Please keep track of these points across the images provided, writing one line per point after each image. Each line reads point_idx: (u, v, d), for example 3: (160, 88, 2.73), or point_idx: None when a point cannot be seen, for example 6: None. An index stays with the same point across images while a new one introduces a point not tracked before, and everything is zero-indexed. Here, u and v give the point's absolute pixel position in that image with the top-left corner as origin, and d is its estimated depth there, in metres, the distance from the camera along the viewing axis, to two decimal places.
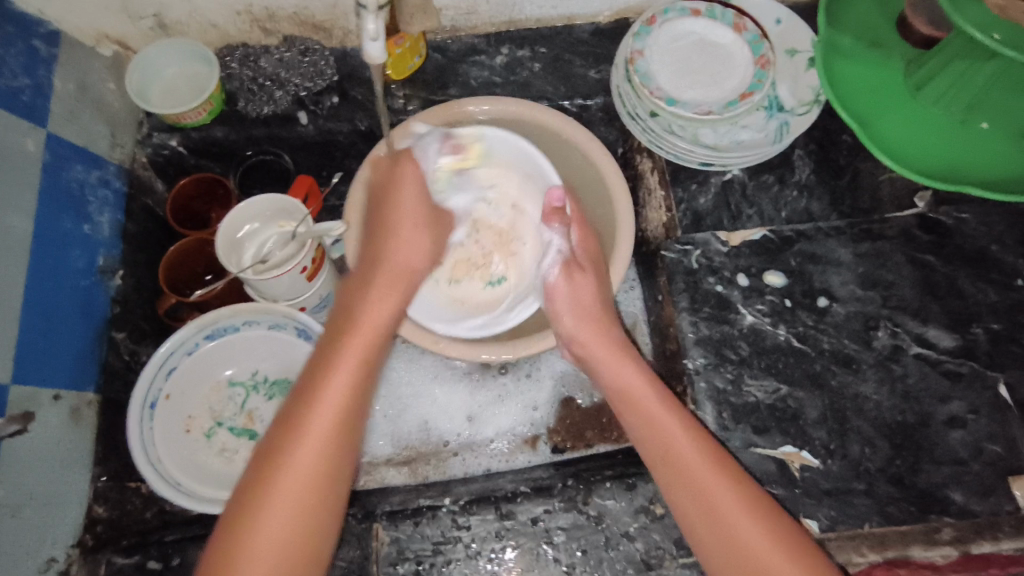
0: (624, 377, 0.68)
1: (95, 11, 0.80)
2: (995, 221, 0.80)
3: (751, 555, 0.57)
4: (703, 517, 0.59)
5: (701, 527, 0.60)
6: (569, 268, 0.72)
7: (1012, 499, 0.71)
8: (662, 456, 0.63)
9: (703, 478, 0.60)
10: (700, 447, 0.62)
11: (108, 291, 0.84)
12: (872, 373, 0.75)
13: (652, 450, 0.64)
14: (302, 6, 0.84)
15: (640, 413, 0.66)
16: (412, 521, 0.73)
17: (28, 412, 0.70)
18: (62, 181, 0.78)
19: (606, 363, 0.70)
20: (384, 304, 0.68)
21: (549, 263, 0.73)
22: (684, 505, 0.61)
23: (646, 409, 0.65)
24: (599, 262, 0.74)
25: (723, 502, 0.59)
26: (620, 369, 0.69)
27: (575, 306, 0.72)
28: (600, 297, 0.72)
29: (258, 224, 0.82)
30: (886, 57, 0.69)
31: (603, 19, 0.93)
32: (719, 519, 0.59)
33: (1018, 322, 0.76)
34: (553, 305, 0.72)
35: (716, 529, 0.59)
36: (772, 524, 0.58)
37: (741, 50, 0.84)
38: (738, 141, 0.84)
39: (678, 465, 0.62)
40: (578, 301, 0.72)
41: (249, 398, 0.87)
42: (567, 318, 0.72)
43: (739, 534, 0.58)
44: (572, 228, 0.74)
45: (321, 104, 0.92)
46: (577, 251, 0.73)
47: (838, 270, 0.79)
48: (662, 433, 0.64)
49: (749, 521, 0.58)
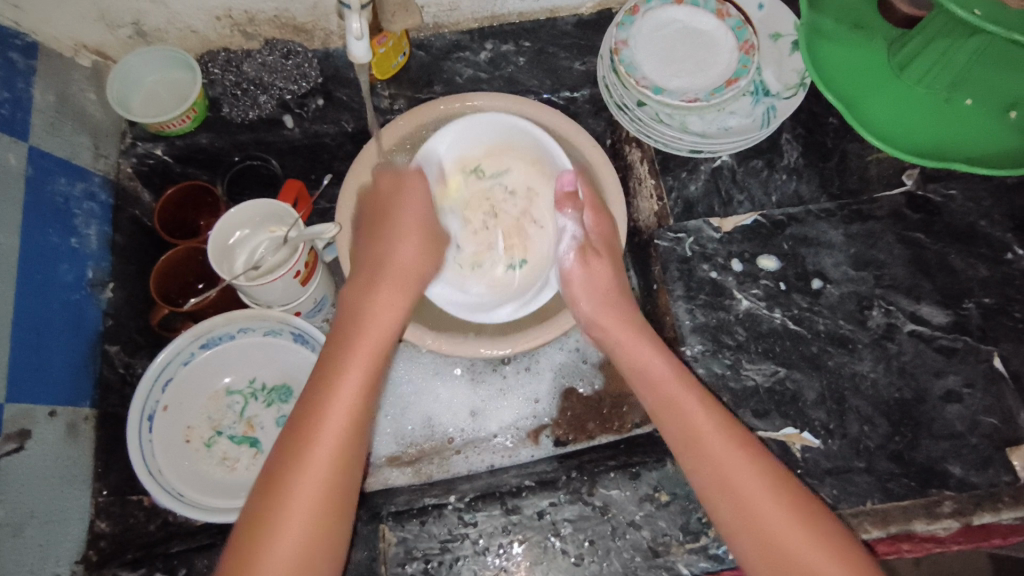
0: (641, 359, 0.69)
1: (72, 21, 0.79)
2: (982, 196, 0.81)
3: (772, 525, 0.58)
4: (725, 491, 0.61)
5: (721, 500, 0.61)
6: (585, 254, 0.75)
7: (1010, 470, 0.72)
8: (684, 433, 0.64)
9: (726, 456, 0.62)
10: (724, 426, 0.63)
11: (100, 304, 0.83)
12: (868, 352, 0.76)
13: (671, 428, 0.65)
14: (282, 9, 0.83)
15: (660, 395, 0.66)
16: (418, 521, 0.73)
17: (23, 429, 0.69)
18: (46, 194, 0.77)
19: (621, 345, 0.71)
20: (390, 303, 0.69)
21: (565, 248, 0.76)
22: (704, 481, 0.62)
23: (667, 391, 0.66)
24: (613, 244, 0.76)
25: (744, 477, 0.61)
26: (640, 352, 0.70)
27: (591, 291, 0.74)
28: (616, 280, 0.75)
29: (248, 229, 0.82)
30: (868, 38, 0.69)
31: (587, 10, 0.93)
32: (740, 493, 0.60)
33: (1009, 295, 0.77)
34: (570, 292, 0.74)
35: (736, 501, 0.60)
36: (792, 499, 0.60)
37: (725, 37, 0.84)
38: (727, 127, 0.84)
39: (699, 442, 0.63)
40: (593, 286, 0.74)
41: (248, 405, 0.86)
42: (584, 303, 0.74)
43: (760, 506, 0.59)
44: (585, 213, 0.76)
45: (306, 107, 0.91)
46: (591, 236, 0.76)
47: (830, 252, 0.79)
48: (684, 416, 0.64)
49: (769, 495, 0.60)
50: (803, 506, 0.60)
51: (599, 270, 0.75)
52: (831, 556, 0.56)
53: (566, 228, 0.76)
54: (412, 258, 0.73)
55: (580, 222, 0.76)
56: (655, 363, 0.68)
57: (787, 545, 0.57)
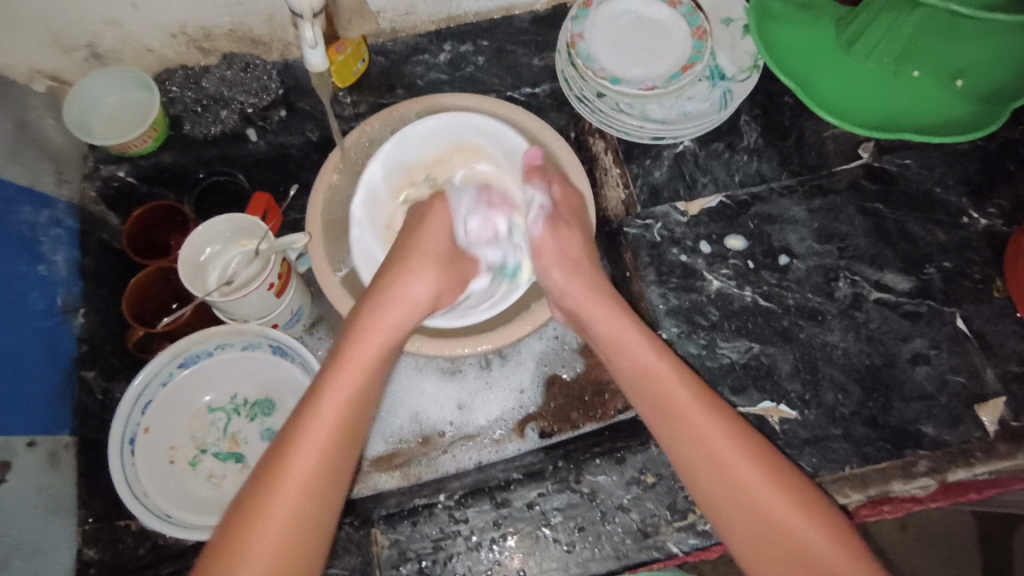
0: (614, 327, 0.70)
1: (24, 47, 0.78)
2: (935, 163, 0.84)
3: (758, 495, 0.59)
4: (709, 465, 0.61)
5: (701, 469, 0.62)
6: (556, 224, 0.76)
7: (979, 425, 0.75)
8: (662, 406, 0.65)
9: (707, 429, 0.63)
10: (702, 398, 0.65)
11: (73, 331, 0.82)
12: (837, 322, 0.78)
13: (648, 404, 0.67)
14: (238, 22, 0.83)
15: (632, 361, 0.68)
16: (410, 521, 0.73)
17: (4, 461, 0.69)
18: (11, 223, 0.76)
19: (596, 314, 0.71)
20: (391, 325, 0.67)
21: (533, 219, 0.77)
22: (687, 456, 0.63)
23: (642, 359, 0.67)
24: (581, 214, 0.78)
25: (719, 444, 0.62)
26: (615, 320, 0.70)
27: (563, 259, 0.75)
28: (587, 248, 0.76)
29: (219, 245, 0.82)
30: (816, 18, 0.73)
31: (541, 6, 0.94)
32: (722, 464, 0.61)
33: (967, 258, 0.80)
34: (542, 261, 0.75)
35: (719, 474, 0.61)
36: (767, 463, 0.61)
37: (678, 24, 0.86)
38: (685, 113, 0.86)
39: (679, 417, 0.64)
40: (565, 255, 0.75)
41: (231, 421, 0.86)
42: (557, 272, 0.74)
43: (744, 476, 0.60)
44: (553, 184, 0.77)
45: (268, 119, 0.91)
46: (561, 206, 0.77)
47: (795, 228, 0.81)
48: (665, 390, 0.65)
49: (749, 464, 0.61)
50: (778, 466, 0.61)
51: (571, 238, 0.76)
52: (815, 522, 0.58)
53: (533, 200, 0.77)
54: (415, 292, 0.69)
55: (547, 193, 0.76)
56: (631, 335, 0.69)
57: (762, 508, 0.59)
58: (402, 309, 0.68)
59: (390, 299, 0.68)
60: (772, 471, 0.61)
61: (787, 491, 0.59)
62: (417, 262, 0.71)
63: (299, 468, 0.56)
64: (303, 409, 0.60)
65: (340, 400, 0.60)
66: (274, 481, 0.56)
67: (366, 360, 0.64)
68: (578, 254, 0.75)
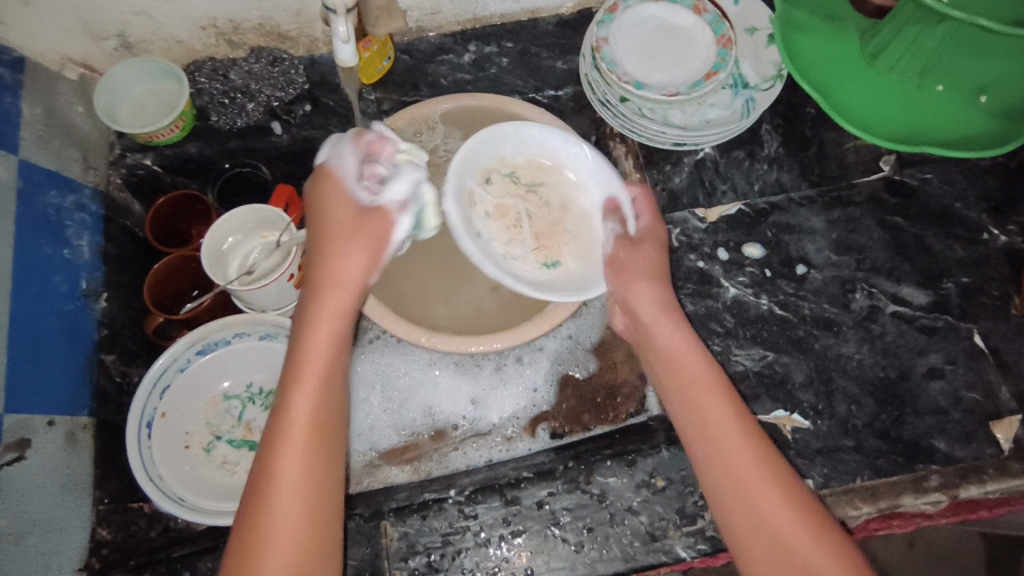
0: (660, 337, 0.69)
1: (58, 35, 0.79)
2: (956, 179, 0.83)
3: (767, 513, 0.57)
4: (731, 473, 0.60)
5: (726, 490, 0.60)
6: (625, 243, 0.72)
7: (993, 442, 0.74)
8: (697, 423, 0.63)
9: (736, 446, 0.61)
10: (730, 404, 0.64)
11: (94, 314, 0.83)
12: (852, 334, 0.78)
13: (684, 418, 0.65)
14: (267, 17, 0.84)
15: (673, 375, 0.67)
16: (419, 515, 0.74)
17: (24, 439, 0.70)
18: (37, 206, 0.77)
19: (651, 324, 0.70)
20: (331, 322, 0.61)
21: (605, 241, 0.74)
22: (715, 479, 0.61)
23: (678, 370, 0.66)
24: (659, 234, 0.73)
25: (744, 463, 0.60)
26: (663, 331, 0.69)
27: (636, 271, 0.71)
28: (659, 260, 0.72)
29: (240, 235, 0.83)
30: (841, 29, 0.74)
31: (567, 11, 0.95)
32: (747, 482, 0.59)
33: (986, 274, 0.80)
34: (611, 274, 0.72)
35: (735, 491, 0.59)
36: (792, 494, 0.58)
37: (702, 32, 0.86)
38: (707, 120, 0.86)
39: (707, 421, 0.63)
40: (638, 266, 0.71)
41: (246, 410, 0.86)
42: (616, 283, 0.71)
43: (755, 487, 0.58)
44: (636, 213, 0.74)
45: (293, 113, 0.92)
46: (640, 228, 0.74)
47: (813, 238, 0.81)
48: (697, 404, 0.64)
49: (778, 493, 0.58)
50: (801, 498, 0.58)
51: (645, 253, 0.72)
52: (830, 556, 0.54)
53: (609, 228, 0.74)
54: (350, 274, 0.63)
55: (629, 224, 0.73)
56: (677, 345, 0.67)
57: (785, 540, 0.56)
58: (340, 294, 0.63)
59: (325, 300, 0.62)
60: (797, 503, 0.58)
61: (811, 525, 0.56)
62: (344, 242, 0.64)
63: (286, 473, 0.54)
64: (269, 435, 0.56)
65: (307, 388, 0.58)
66: (260, 506, 0.53)
67: (316, 363, 0.59)
68: (644, 269, 0.71)
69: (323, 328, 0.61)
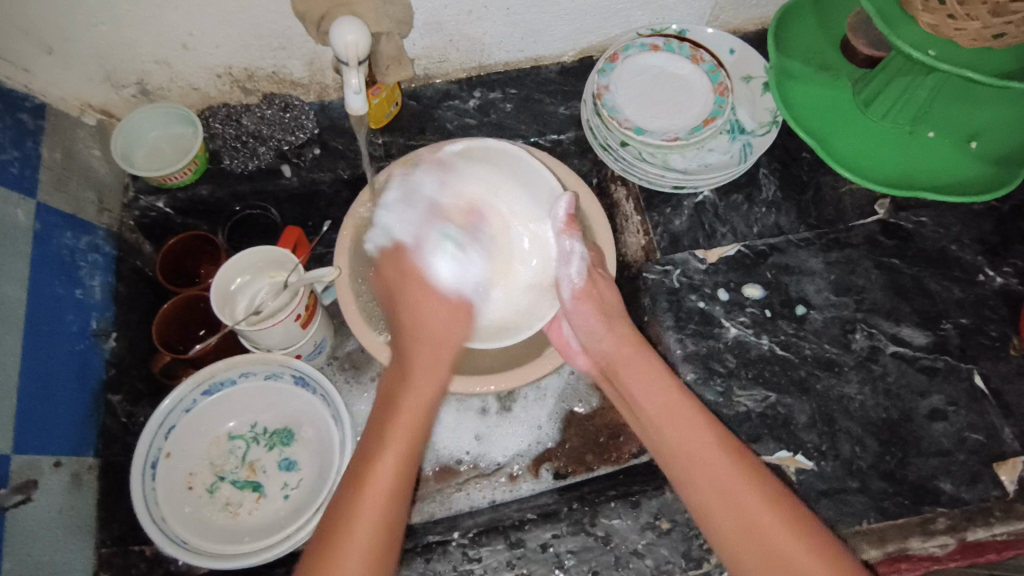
0: (647, 371, 0.71)
1: (78, 83, 0.82)
2: (951, 222, 0.85)
3: (757, 527, 0.60)
4: (719, 497, 0.63)
5: (724, 517, 0.62)
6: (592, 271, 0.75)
7: (998, 484, 0.74)
8: (685, 451, 0.66)
9: (721, 470, 0.64)
10: (716, 432, 0.66)
11: (103, 354, 0.84)
12: (854, 374, 0.79)
13: (672, 451, 0.67)
14: (280, 66, 0.87)
15: (662, 409, 0.69)
16: (423, 559, 0.73)
17: (29, 481, 0.70)
18: (52, 248, 0.79)
19: (635, 367, 0.72)
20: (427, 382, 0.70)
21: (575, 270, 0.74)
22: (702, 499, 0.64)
23: (658, 397, 0.69)
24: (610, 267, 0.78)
25: (729, 481, 0.63)
26: (647, 369, 0.71)
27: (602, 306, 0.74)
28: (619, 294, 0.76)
29: (249, 275, 0.85)
30: (834, 79, 0.80)
31: (569, 58, 0.98)
32: (738, 501, 0.62)
33: (985, 316, 0.81)
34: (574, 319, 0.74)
35: (729, 512, 0.62)
36: (791, 513, 0.61)
37: (700, 80, 0.90)
38: (706, 164, 0.89)
39: (704, 461, 0.65)
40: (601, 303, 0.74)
41: (250, 449, 0.87)
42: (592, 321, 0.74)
43: (744, 497, 0.62)
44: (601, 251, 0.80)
45: (303, 157, 0.94)
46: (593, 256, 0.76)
47: (812, 279, 0.82)
48: (682, 433, 0.67)
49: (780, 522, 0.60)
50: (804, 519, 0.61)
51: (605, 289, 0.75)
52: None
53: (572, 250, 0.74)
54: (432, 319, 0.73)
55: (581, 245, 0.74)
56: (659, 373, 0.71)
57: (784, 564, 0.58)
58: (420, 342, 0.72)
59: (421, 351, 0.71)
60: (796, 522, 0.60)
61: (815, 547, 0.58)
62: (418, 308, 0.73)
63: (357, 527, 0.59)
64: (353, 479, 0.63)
65: (394, 445, 0.64)
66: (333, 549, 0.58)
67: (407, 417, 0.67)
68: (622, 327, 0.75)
69: (415, 393, 0.69)
